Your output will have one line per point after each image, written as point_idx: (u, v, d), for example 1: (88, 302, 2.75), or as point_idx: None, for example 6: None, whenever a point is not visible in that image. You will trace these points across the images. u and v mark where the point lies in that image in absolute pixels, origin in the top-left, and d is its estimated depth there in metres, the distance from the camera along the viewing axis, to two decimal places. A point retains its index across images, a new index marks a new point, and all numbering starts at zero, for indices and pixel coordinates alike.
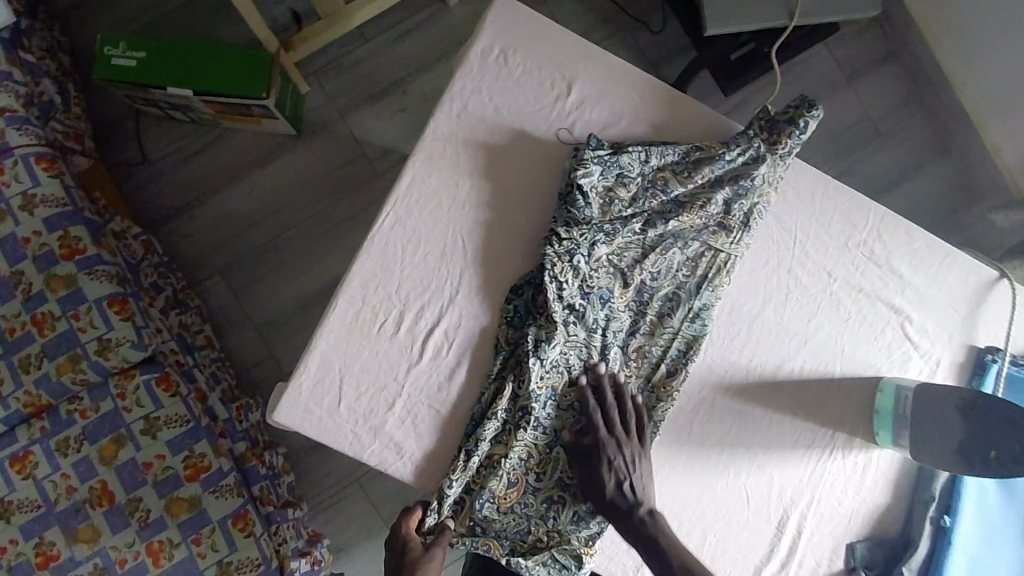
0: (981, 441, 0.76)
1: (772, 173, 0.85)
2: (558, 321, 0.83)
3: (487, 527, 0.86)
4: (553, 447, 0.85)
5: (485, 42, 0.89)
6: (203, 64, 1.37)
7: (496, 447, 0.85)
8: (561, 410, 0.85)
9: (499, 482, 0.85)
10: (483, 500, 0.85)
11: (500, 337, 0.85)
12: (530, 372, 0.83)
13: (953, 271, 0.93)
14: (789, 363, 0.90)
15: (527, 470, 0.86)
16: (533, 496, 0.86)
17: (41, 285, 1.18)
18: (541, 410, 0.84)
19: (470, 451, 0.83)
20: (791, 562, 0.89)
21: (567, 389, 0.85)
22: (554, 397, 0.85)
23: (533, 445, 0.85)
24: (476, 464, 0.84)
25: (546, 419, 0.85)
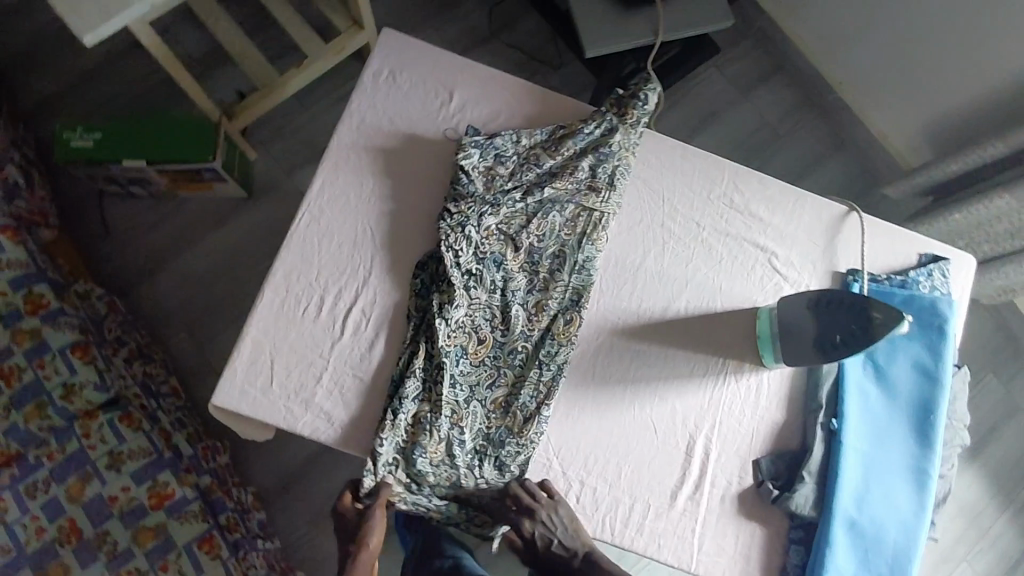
0: (827, 329, 0.85)
1: (627, 140, 1.00)
2: (458, 284, 0.94)
3: (422, 481, 0.93)
4: (471, 401, 0.94)
5: (375, 67, 1.05)
6: (154, 139, 1.54)
7: (421, 404, 0.93)
8: (473, 365, 0.95)
9: (430, 438, 0.91)
10: (419, 459, 0.91)
11: (411, 306, 0.97)
12: (438, 331, 0.93)
13: (807, 209, 1.07)
14: (674, 304, 1.02)
15: (451, 425, 0.92)
16: (460, 450, 0.92)
17: (7, 340, 1.27)
18: (454, 366, 0.94)
19: (396, 410, 0.92)
20: (704, 482, 0.97)
21: (477, 347, 0.95)
22: (465, 354, 0.95)
23: (452, 403, 0.93)
24: (404, 423, 0.92)
25: (460, 374, 0.94)
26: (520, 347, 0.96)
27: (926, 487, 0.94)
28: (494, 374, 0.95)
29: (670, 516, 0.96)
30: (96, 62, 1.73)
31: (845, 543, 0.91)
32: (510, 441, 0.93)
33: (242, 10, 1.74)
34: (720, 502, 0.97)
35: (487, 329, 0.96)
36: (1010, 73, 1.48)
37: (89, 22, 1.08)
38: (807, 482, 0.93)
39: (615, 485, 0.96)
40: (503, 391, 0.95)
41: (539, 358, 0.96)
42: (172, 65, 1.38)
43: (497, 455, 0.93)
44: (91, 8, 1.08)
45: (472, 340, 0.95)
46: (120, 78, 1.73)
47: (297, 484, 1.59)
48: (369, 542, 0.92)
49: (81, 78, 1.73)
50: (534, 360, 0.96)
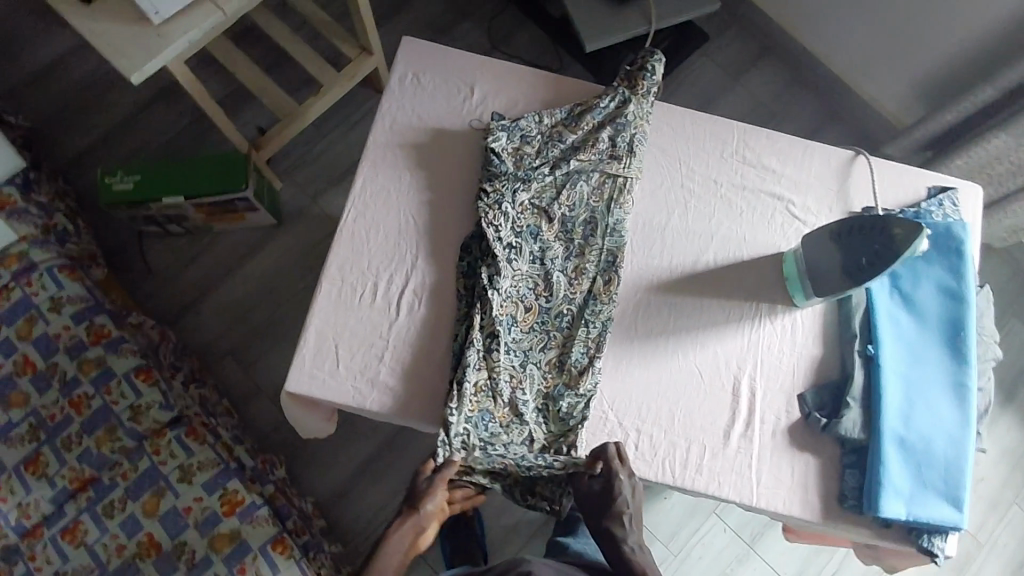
0: (852, 254, 0.92)
1: (640, 109, 1.07)
2: (502, 256, 1.01)
3: (496, 443, 0.97)
4: (526, 364, 1.00)
5: (400, 72, 1.14)
6: (190, 174, 1.63)
7: (481, 372, 0.98)
8: (524, 332, 1.01)
9: (495, 403, 0.98)
10: (487, 419, 0.97)
11: (460, 285, 1.03)
12: (491, 301, 0.99)
13: (816, 158, 1.13)
14: (703, 257, 1.08)
15: (513, 387, 0.98)
16: (526, 410, 0.98)
17: (74, 370, 1.35)
18: (507, 334, 1.00)
19: (461, 379, 0.97)
20: (753, 420, 1.02)
21: (526, 314, 1.02)
22: (516, 322, 1.01)
23: (510, 367, 0.99)
24: (470, 391, 0.97)
25: (513, 341, 1.00)
26: (565, 310, 1.02)
27: (966, 399, 0.99)
28: (545, 338, 1.01)
29: (726, 454, 1.00)
30: (126, 113, 1.84)
31: (898, 460, 0.95)
32: (569, 395, 0.99)
33: (257, 51, 1.85)
34: (772, 436, 1.01)
35: (532, 297, 1.02)
36: (990, 24, 1.55)
37: (136, 61, 1.18)
38: (853, 407, 0.98)
39: (669, 430, 1.00)
40: (556, 352, 1.01)
41: (584, 317, 1.02)
42: (207, 103, 1.47)
43: (559, 410, 0.99)
44: (137, 50, 1.18)
45: (520, 308, 1.02)
46: (149, 125, 1.84)
47: (351, 493, 1.63)
48: (423, 510, 0.96)
49: (113, 129, 1.84)
50: (580, 320, 1.02)
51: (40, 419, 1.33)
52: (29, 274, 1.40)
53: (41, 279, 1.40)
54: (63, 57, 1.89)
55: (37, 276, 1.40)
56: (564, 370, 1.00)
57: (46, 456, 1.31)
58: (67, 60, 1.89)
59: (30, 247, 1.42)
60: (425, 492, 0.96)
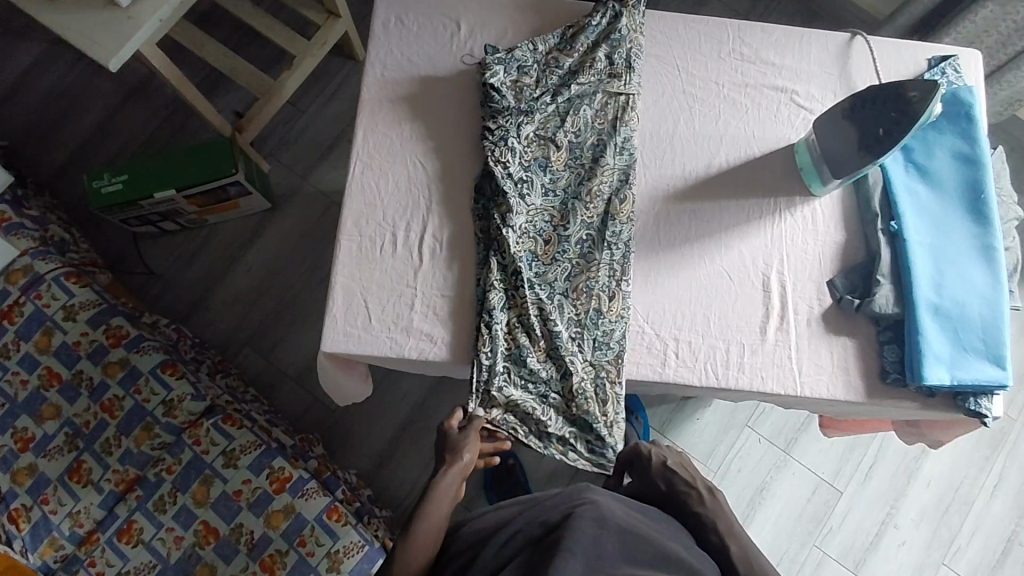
0: (869, 127, 0.91)
1: (632, 23, 1.06)
2: (513, 193, 1.00)
3: (535, 379, 0.98)
4: (554, 296, 0.99)
5: (382, 18, 1.11)
6: (179, 166, 1.61)
7: (510, 312, 0.98)
8: (546, 264, 1.00)
9: (529, 336, 0.97)
10: (525, 355, 0.97)
11: (476, 228, 1.02)
12: (507, 239, 0.98)
13: (814, 44, 1.12)
14: (715, 161, 1.07)
15: (542, 321, 0.97)
16: (562, 338, 0.97)
17: (100, 375, 1.35)
18: (529, 270, 0.99)
19: (489, 321, 0.97)
20: (788, 313, 1.02)
21: (546, 246, 1.01)
22: (536, 257, 1.00)
23: (537, 300, 0.98)
24: (500, 331, 0.97)
25: (536, 275, 0.99)
26: (586, 235, 1.01)
27: (995, 260, 0.99)
28: (568, 267, 1.00)
29: (765, 349, 1.01)
30: (100, 117, 1.80)
31: (934, 328, 0.96)
32: (602, 321, 0.98)
33: (223, 32, 1.80)
34: (808, 326, 1.02)
35: (550, 230, 1.01)
36: None
37: (110, 47, 1.17)
38: (883, 284, 0.99)
39: (707, 334, 1.01)
40: (581, 278, 1.00)
41: (605, 239, 1.01)
42: (184, 87, 1.44)
43: (594, 334, 0.98)
44: (108, 35, 1.17)
45: (539, 242, 1.01)
46: (127, 125, 1.79)
47: (391, 460, 1.64)
48: (460, 460, 1.04)
49: (90, 135, 1.79)
50: (602, 242, 1.01)
51: (76, 428, 1.33)
52: (37, 287, 1.38)
53: (50, 290, 1.38)
54: (25, 69, 1.83)
55: (46, 287, 1.38)
56: (589, 295, 0.99)
57: (88, 463, 1.31)
58: (29, 72, 1.83)
59: (32, 260, 1.40)
60: (457, 444, 1.04)
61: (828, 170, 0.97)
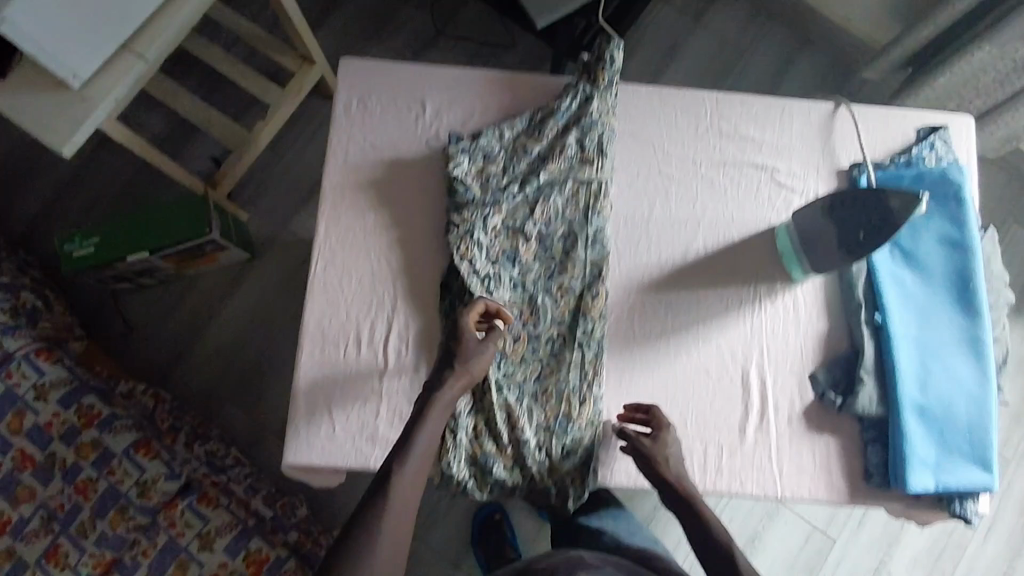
0: (848, 229, 0.86)
1: (603, 105, 0.99)
2: (480, 292, 0.95)
3: (503, 486, 0.95)
4: (522, 399, 0.95)
5: (344, 99, 1.05)
6: (152, 228, 1.57)
7: (476, 416, 0.94)
8: (516, 364, 0.96)
9: (495, 443, 0.94)
10: (492, 464, 0.93)
11: (443, 329, 0.98)
12: None
13: (795, 117, 1.07)
14: (692, 246, 1.02)
15: (510, 426, 0.94)
16: (528, 447, 0.94)
17: (73, 457, 1.33)
18: (496, 371, 0.95)
19: (454, 428, 0.93)
20: (767, 410, 0.98)
21: (516, 344, 0.97)
22: (504, 356, 0.96)
23: (505, 404, 0.94)
24: (465, 438, 0.93)
25: (503, 378, 0.95)
26: (556, 332, 0.98)
27: (983, 354, 0.95)
28: (537, 367, 0.97)
29: (744, 450, 0.97)
30: (71, 169, 1.75)
31: (918, 428, 0.93)
32: (572, 427, 0.95)
33: (194, 79, 1.74)
34: (788, 423, 0.98)
35: (519, 326, 0.97)
36: None
37: (64, 133, 1.10)
38: (866, 382, 0.95)
39: (685, 435, 0.97)
40: (550, 379, 0.96)
41: (576, 338, 0.97)
42: (156, 157, 1.38)
43: (562, 442, 0.95)
44: (62, 120, 1.11)
45: (507, 340, 0.96)
46: (99, 180, 1.75)
47: None
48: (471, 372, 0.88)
49: (62, 189, 1.75)
50: (572, 341, 0.97)
51: (51, 511, 1.31)
52: (7, 365, 1.36)
53: (20, 369, 1.36)
54: None
55: (16, 366, 1.36)
56: (558, 398, 0.95)
57: (64, 547, 1.29)
58: None
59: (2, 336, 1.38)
60: (481, 350, 0.89)
61: (794, 242, 0.94)
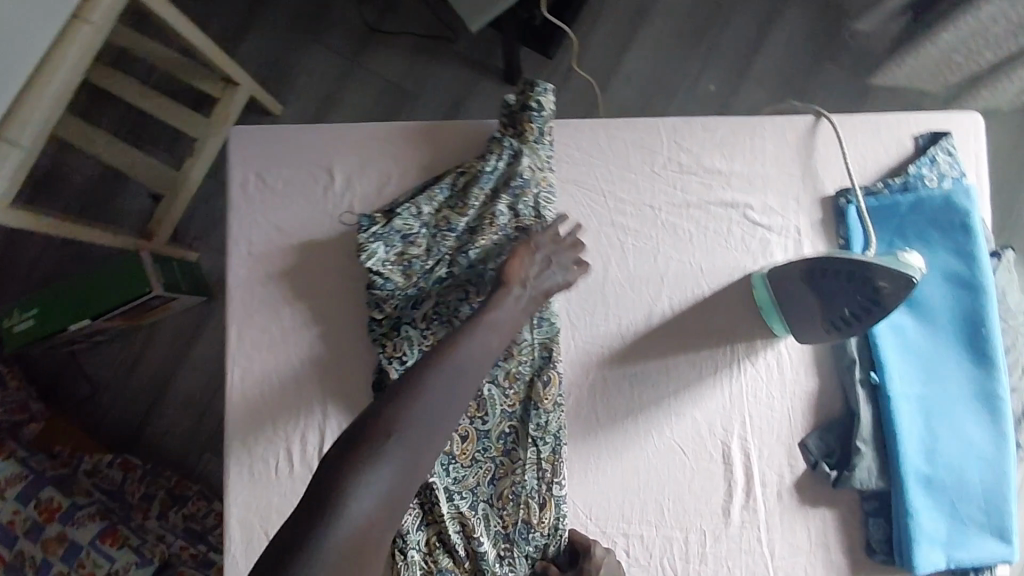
0: (833, 304, 0.73)
1: (535, 160, 0.86)
2: None
3: None
4: (477, 505, 0.85)
5: (241, 177, 0.92)
6: (88, 292, 1.42)
7: (428, 529, 0.84)
8: (466, 468, 0.85)
9: (451, 558, 0.84)
10: None
11: None
12: None
13: (767, 139, 0.90)
14: (656, 306, 0.89)
15: (466, 538, 0.84)
16: (485, 559, 0.83)
17: (41, 553, 1.28)
18: (444, 477, 0.84)
19: (403, 549, 0.82)
20: (754, 487, 0.87)
21: (463, 443, 0.85)
22: (452, 458, 0.85)
23: (455, 513, 0.83)
24: (418, 558, 0.83)
25: (454, 484, 0.84)
26: (507, 427, 0.86)
27: (999, 410, 0.83)
28: (490, 466, 0.86)
29: (730, 534, 0.87)
30: None
31: (926, 503, 0.82)
32: (533, 536, 0.84)
33: (114, 118, 1.59)
34: (777, 498, 0.87)
35: (466, 422, 0.85)
36: None
37: None
38: (864, 453, 0.82)
39: (661, 524, 0.87)
40: (506, 480, 0.85)
41: (529, 434, 0.85)
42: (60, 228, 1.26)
43: (524, 552, 0.85)
44: None
45: (454, 440, 0.85)
46: None
47: None
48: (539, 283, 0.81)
49: None
50: (526, 438, 0.85)
51: None
52: None
53: None
54: None
55: None
56: (517, 502, 0.85)
57: None
58: None
59: None
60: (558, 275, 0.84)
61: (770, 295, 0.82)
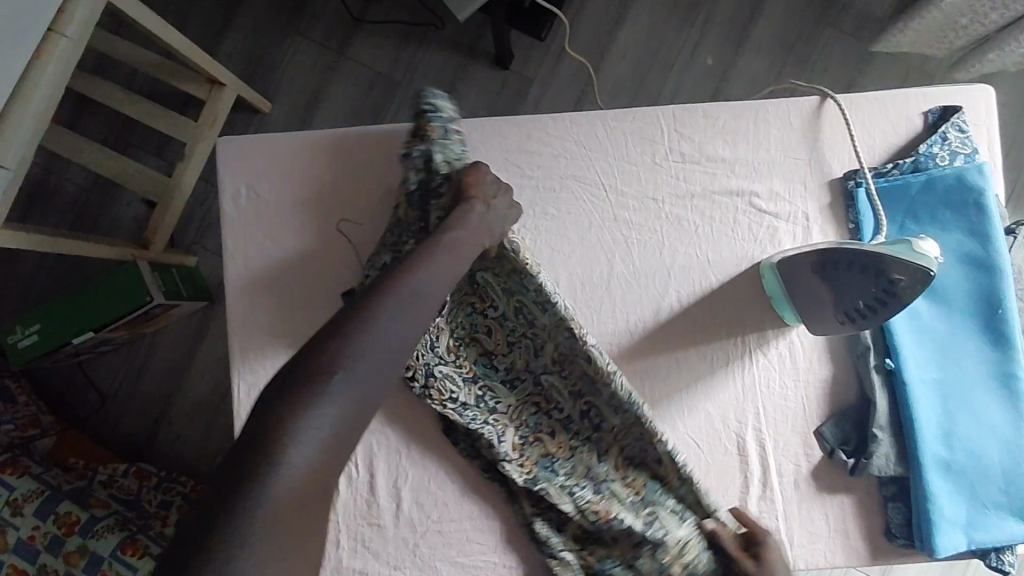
0: (846, 295, 0.73)
1: (450, 154, 0.84)
2: (469, 422, 0.85)
3: None
4: (603, 487, 0.84)
5: (232, 189, 0.90)
6: (87, 306, 1.40)
7: (566, 529, 0.86)
8: (567, 461, 0.86)
9: (601, 545, 0.85)
10: (609, 567, 0.83)
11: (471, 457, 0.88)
12: (506, 467, 0.85)
13: (772, 122, 0.88)
14: (664, 301, 0.88)
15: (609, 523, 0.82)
16: (635, 533, 0.81)
17: (64, 566, 1.29)
18: (554, 478, 0.85)
19: (552, 552, 0.85)
20: (770, 480, 0.86)
21: (557, 440, 0.87)
22: (552, 456, 0.86)
23: (582, 506, 0.84)
24: (573, 557, 0.85)
25: (566, 480, 0.85)
26: (584, 405, 0.86)
27: (1017, 392, 0.82)
28: (591, 447, 0.86)
29: None
30: None
31: (946, 487, 0.81)
32: (669, 490, 0.82)
33: (101, 126, 1.56)
34: (795, 488, 0.86)
35: (545, 419, 0.87)
36: None
37: None
38: (881, 440, 0.81)
39: None
40: (614, 452, 0.85)
41: (608, 404, 0.83)
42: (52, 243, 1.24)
43: (670, 508, 0.82)
44: None
45: (546, 439, 0.87)
46: None
47: None
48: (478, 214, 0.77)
49: None
50: (606, 407, 0.84)
51: None
52: None
53: None
54: None
55: None
56: (637, 466, 0.85)
57: None
58: None
59: None
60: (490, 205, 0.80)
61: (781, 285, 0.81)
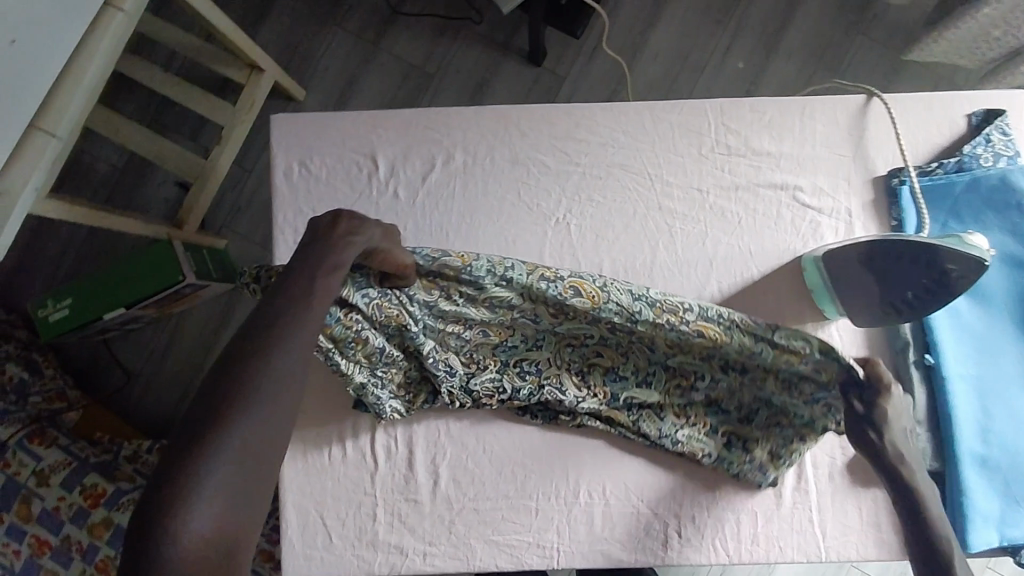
0: (895, 286, 0.75)
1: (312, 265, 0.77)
2: (523, 395, 0.87)
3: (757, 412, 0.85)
4: (662, 366, 0.85)
5: (284, 166, 0.92)
6: (120, 283, 1.42)
7: (666, 415, 0.87)
8: (625, 372, 0.87)
9: (695, 405, 0.87)
10: (720, 411, 0.87)
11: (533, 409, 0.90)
12: (574, 408, 0.87)
13: (816, 119, 0.90)
14: (705, 290, 0.88)
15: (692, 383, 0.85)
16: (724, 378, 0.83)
17: (88, 538, 1.30)
18: (625, 384, 0.87)
19: (668, 443, 0.87)
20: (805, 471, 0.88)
21: (607, 356, 0.87)
22: (611, 368, 0.87)
23: (665, 389, 0.87)
24: (688, 433, 0.87)
25: (632, 385, 0.87)
26: (605, 329, 0.82)
27: None
28: (635, 348, 0.85)
29: (781, 515, 0.87)
30: None
31: (981, 481, 0.82)
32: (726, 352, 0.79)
33: (139, 107, 1.58)
34: (828, 478, 0.88)
35: (587, 351, 0.86)
36: None
37: None
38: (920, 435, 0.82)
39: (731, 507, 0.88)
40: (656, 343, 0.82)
41: (630, 323, 0.78)
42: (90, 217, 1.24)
43: (739, 359, 0.81)
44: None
45: (594, 362, 0.87)
46: None
47: None
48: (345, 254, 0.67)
49: None
50: (628, 324, 0.79)
51: None
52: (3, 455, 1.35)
53: (16, 458, 1.34)
54: None
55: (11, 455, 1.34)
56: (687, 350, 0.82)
57: None
58: None
59: None
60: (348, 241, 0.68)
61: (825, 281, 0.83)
